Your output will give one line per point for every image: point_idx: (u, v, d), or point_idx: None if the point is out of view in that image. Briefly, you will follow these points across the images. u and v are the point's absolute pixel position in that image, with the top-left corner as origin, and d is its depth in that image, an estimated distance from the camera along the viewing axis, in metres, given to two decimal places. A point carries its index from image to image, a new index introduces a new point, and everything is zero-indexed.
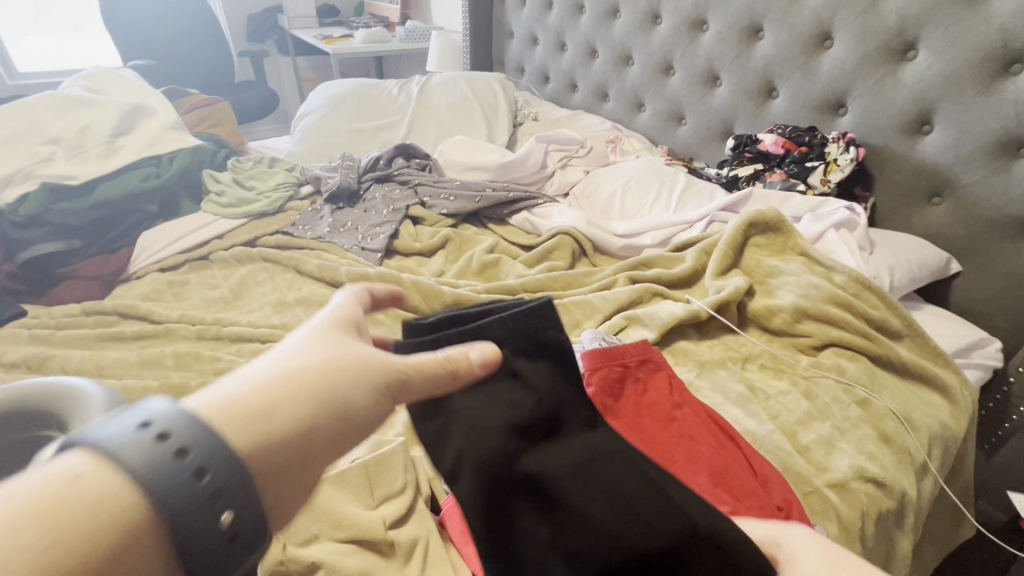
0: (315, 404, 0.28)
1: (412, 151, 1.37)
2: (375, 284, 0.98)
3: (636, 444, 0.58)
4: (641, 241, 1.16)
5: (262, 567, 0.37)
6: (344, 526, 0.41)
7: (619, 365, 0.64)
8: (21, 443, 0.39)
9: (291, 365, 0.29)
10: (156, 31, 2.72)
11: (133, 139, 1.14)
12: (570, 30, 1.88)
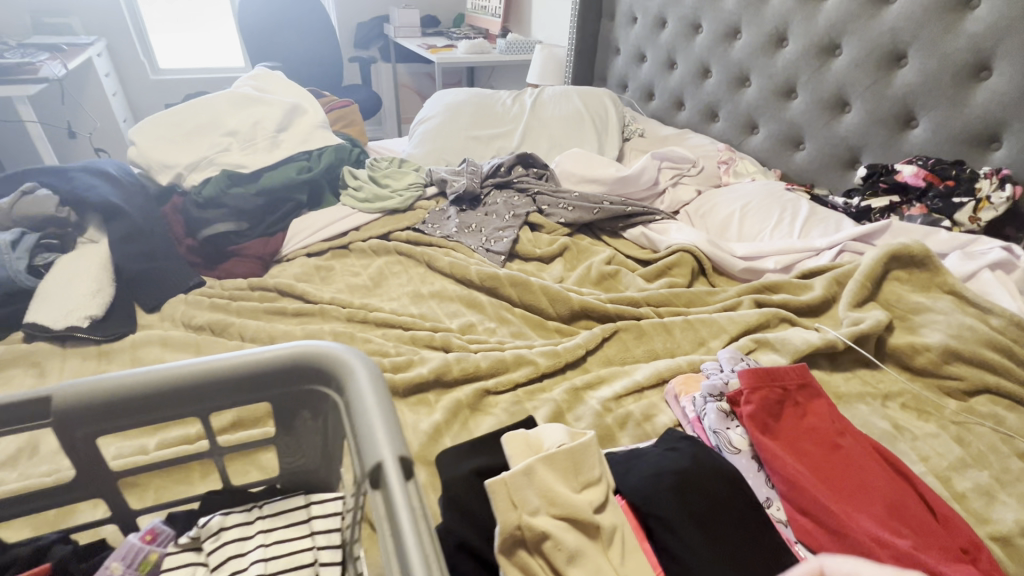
0: None
1: (531, 161, 1.43)
2: (504, 285, 1.03)
3: (800, 466, 0.58)
4: (763, 265, 1.14)
5: (501, 530, 0.42)
6: (558, 504, 0.43)
7: (778, 387, 0.65)
8: (289, 394, 0.43)
9: None
10: (283, 36, 2.98)
11: (293, 135, 1.26)
12: (684, 49, 1.89)
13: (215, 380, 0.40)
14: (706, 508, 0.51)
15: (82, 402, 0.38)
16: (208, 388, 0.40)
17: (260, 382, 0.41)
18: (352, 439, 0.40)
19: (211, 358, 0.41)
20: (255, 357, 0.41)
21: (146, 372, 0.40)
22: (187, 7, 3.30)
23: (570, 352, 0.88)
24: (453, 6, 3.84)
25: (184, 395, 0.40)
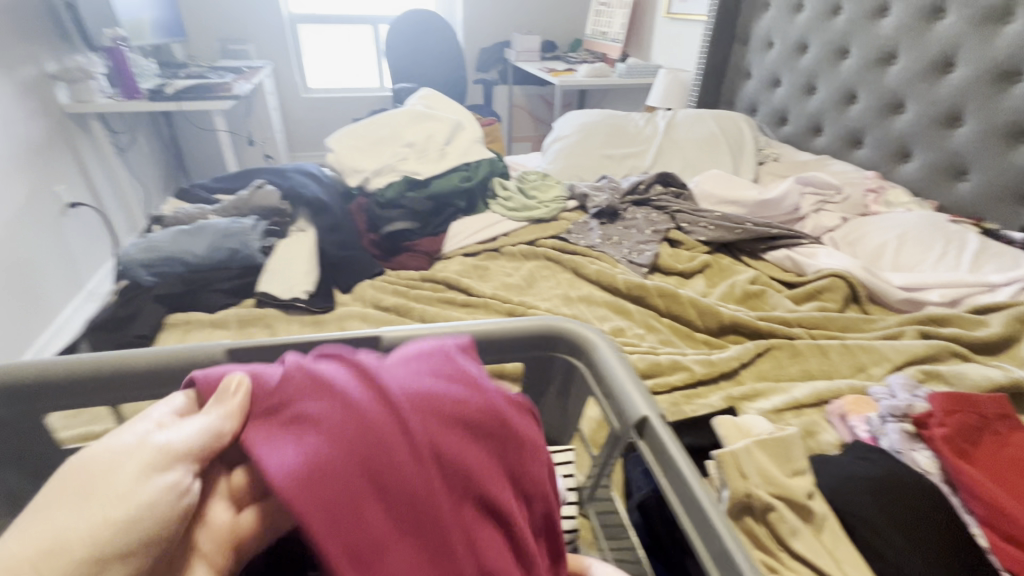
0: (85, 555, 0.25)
1: (670, 180, 1.47)
2: (652, 294, 1.09)
3: (1006, 495, 0.56)
4: (926, 296, 1.09)
5: (733, 496, 0.50)
6: (775, 483, 0.51)
7: (977, 414, 0.64)
8: (542, 357, 0.52)
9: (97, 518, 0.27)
10: (422, 60, 3.29)
11: (457, 147, 1.42)
12: (827, 75, 1.85)
13: (495, 339, 0.49)
14: (909, 516, 0.52)
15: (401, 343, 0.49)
16: (489, 345, 0.50)
17: (525, 344, 0.50)
18: (605, 398, 0.47)
19: (490, 321, 0.50)
20: (523, 323, 0.50)
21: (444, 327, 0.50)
22: (340, 35, 3.75)
23: (725, 362, 0.91)
24: (571, 32, 4.01)
25: (470, 348, 0.50)
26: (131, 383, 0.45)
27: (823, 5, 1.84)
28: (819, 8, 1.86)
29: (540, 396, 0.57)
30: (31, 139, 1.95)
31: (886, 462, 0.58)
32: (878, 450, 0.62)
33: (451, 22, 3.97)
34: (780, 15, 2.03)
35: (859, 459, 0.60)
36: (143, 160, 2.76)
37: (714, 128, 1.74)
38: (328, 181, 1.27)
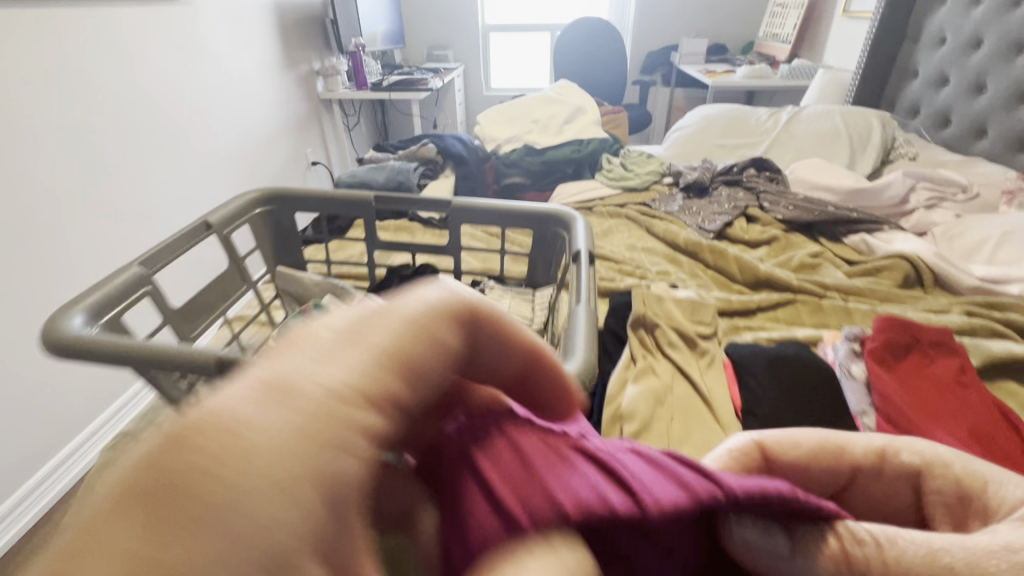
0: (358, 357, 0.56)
1: (765, 164, 1.58)
2: (705, 251, 1.27)
3: (899, 388, 0.70)
4: (1001, 288, 1.07)
5: (636, 318, 0.74)
6: (676, 323, 0.74)
7: (909, 337, 0.76)
8: (542, 228, 0.86)
9: None
10: (586, 62, 3.64)
11: (573, 126, 1.75)
12: (998, 72, 1.70)
13: (514, 211, 0.85)
14: (789, 380, 0.71)
15: (462, 206, 0.87)
16: (509, 214, 0.85)
17: (530, 216, 0.85)
18: (567, 248, 0.79)
19: (512, 203, 0.86)
20: (533, 206, 0.85)
21: (486, 202, 0.87)
22: (521, 42, 4.31)
23: (745, 303, 1.07)
24: (744, 35, 3.96)
25: (499, 215, 0.86)
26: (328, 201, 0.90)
27: None
28: None
29: (545, 263, 0.91)
30: (298, 114, 2.82)
31: (792, 350, 0.76)
32: (795, 346, 0.78)
33: (622, 29, 4.24)
34: (956, 9, 1.89)
35: (778, 346, 0.78)
36: (360, 139, 3.64)
37: (838, 122, 1.76)
38: (471, 144, 1.70)
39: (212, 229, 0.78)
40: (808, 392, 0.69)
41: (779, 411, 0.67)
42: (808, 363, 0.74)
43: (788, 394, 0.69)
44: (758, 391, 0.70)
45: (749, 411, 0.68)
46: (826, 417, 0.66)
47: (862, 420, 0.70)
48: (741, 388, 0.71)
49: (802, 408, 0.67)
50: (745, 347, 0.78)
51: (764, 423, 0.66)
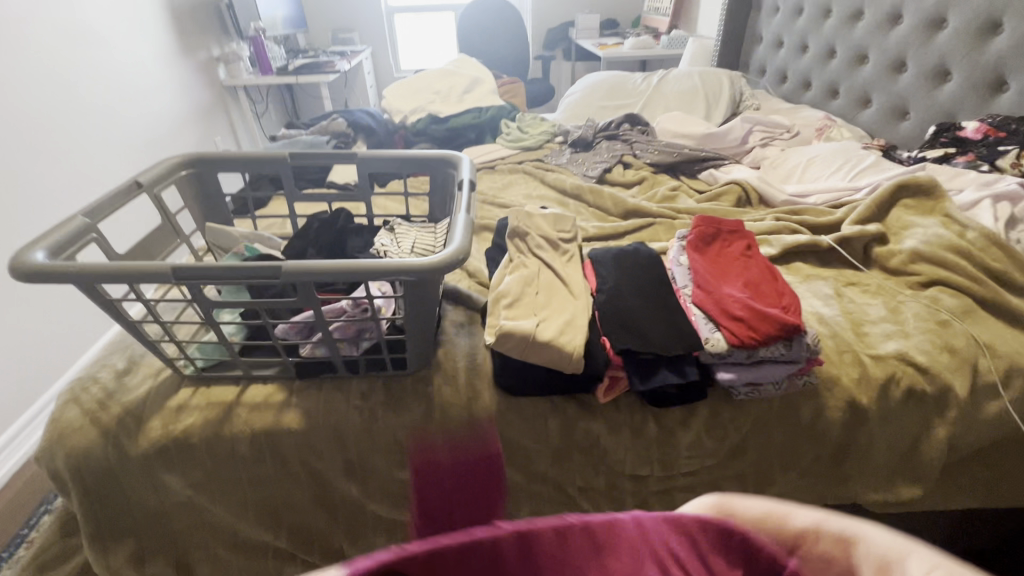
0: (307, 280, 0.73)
1: (637, 120, 1.85)
2: (586, 193, 1.51)
3: (706, 266, 0.96)
4: (803, 201, 1.39)
5: (512, 225, 0.93)
6: (543, 230, 0.94)
7: (714, 228, 1.01)
8: (436, 170, 1.05)
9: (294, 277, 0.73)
10: (488, 40, 3.82)
11: (472, 96, 1.93)
12: (815, 33, 2.07)
13: (411, 157, 1.03)
14: (629, 266, 0.94)
15: (367, 156, 1.04)
16: (408, 160, 1.03)
17: (425, 161, 1.03)
18: (456, 182, 0.98)
19: (408, 151, 1.04)
20: (425, 152, 1.03)
21: (385, 153, 1.04)
22: (425, 23, 4.40)
23: (613, 228, 1.31)
24: (633, 9, 4.29)
25: (398, 162, 1.04)
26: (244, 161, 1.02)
27: None
28: None
29: (444, 200, 1.10)
30: (201, 102, 2.80)
31: (635, 245, 0.99)
32: (638, 243, 1.01)
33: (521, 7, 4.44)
34: None
35: (623, 244, 1.01)
36: (270, 126, 3.62)
37: (696, 81, 2.06)
38: (378, 116, 1.84)
39: (143, 187, 0.90)
40: (641, 273, 0.93)
41: (618, 286, 0.90)
42: (644, 253, 0.98)
43: (625, 274, 0.92)
44: (606, 275, 0.92)
45: (599, 289, 0.90)
46: (653, 288, 0.91)
47: (684, 292, 0.95)
48: (595, 276, 0.93)
49: (636, 284, 0.91)
50: (600, 248, 1.00)
51: (608, 294, 0.88)
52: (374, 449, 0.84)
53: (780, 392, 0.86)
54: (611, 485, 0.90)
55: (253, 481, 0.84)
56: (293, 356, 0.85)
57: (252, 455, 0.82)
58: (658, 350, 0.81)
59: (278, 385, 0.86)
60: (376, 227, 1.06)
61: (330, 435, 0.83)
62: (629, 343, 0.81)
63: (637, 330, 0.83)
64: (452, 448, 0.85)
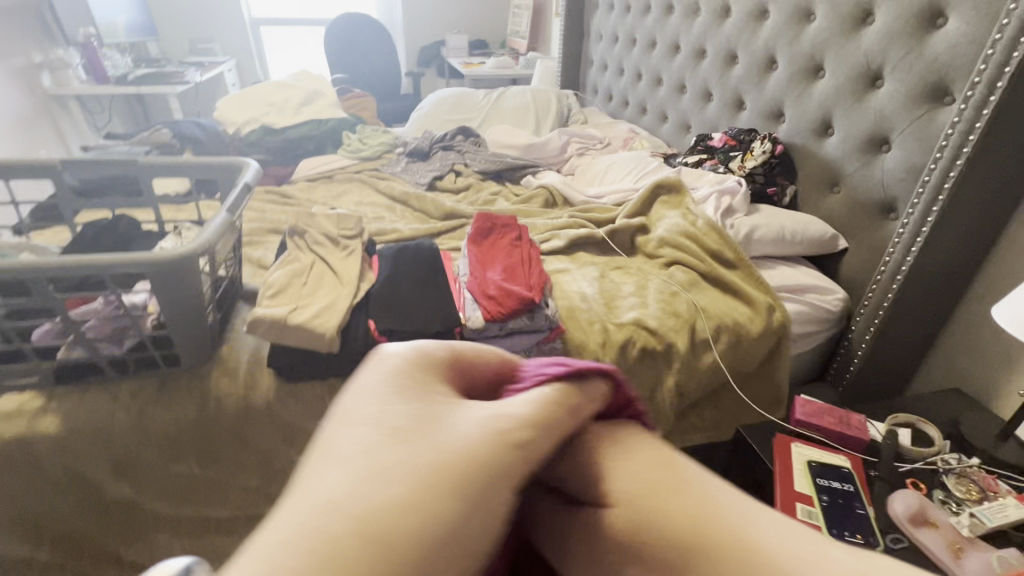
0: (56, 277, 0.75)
1: (470, 132, 2.02)
2: (412, 198, 1.61)
3: (477, 257, 1.10)
4: (598, 200, 1.61)
5: (292, 227, 1.03)
6: (326, 230, 1.04)
7: (489, 225, 1.17)
8: (225, 174, 1.13)
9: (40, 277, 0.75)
10: (357, 56, 3.85)
11: (310, 108, 2.00)
12: (627, 59, 2.38)
13: (195, 161, 1.11)
14: (407, 258, 1.05)
15: (151, 161, 1.11)
16: (192, 164, 1.11)
17: (212, 165, 1.11)
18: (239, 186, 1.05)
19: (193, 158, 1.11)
20: (211, 159, 1.12)
21: (170, 160, 1.12)
22: (294, 37, 4.34)
23: (427, 230, 1.38)
24: (500, 33, 4.55)
25: (183, 165, 1.11)
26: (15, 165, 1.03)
27: (621, 4, 2.37)
28: (620, 7, 2.39)
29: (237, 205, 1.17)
30: (19, 111, 2.54)
31: (418, 242, 1.11)
32: (422, 239, 1.13)
33: (393, 26, 4.53)
34: (603, 13, 2.57)
35: (410, 241, 1.12)
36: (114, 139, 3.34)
37: (528, 98, 2.28)
38: (208, 126, 1.82)
39: None
40: (417, 263, 1.04)
41: (391, 275, 1.00)
42: (425, 248, 1.10)
43: (401, 265, 1.03)
44: (383, 267, 1.02)
45: (374, 279, 0.99)
46: (425, 274, 1.02)
47: (458, 279, 1.08)
48: (375, 268, 1.03)
49: (410, 272, 1.01)
50: (387, 245, 1.10)
51: (380, 282, 0.98)
52: (147, 445, 0.86)
53: (533, 358, 0.99)
54: None
55: (7, 492, 0.81)
56: (52, 362, 0.83)
57: (2, 468, 0.80)
58: (417, 327, 0.92)
59: (38, 393, 0.83)
60: (164, 232, 1.10)
61: (94, 436, 0.83)
62: (390, 323, 0.90)
63: (400, 310, 0.93)
64: (232, 437, 0.89)
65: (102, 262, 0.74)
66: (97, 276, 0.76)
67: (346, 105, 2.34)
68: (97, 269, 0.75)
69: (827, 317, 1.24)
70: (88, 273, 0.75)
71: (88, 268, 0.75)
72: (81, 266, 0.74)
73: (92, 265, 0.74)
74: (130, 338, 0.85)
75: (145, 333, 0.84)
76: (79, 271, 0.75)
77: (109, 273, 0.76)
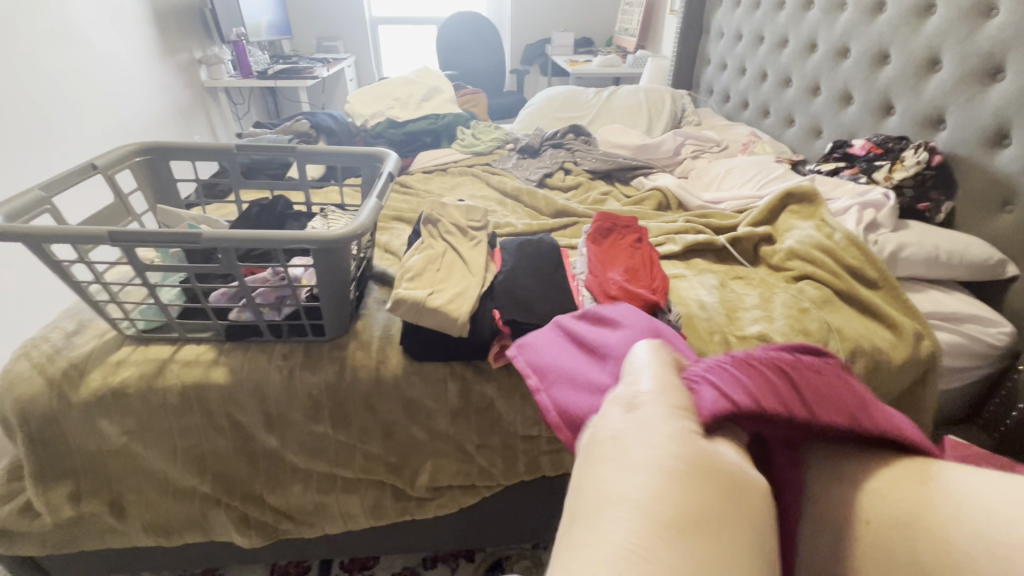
0: (238, 246, 0.86)
1: (581, 131, 2.01)
2: (523, 194, 1.64)
3: (597, 255, 1.10)
4: (715, 206, 1.54)
5: (425, 215, 1.09)
6: (455, 221, 1.09)
7: (610, 224, 1.16)
8: (367, 163, 1.22)
9: (226, 246, 0.86)
10: (466, 54, 3.97)
11: (429, 103, 2.11)
12: (751, 58, 2.25)
13: (341, 151, 1.20)
14: (529, 251, 1.07)
15: (305, 148, 1.22)
16: (338, 153, 1.21)
17: (356, 155, 1.20)
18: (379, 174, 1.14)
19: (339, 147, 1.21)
20: (355, 150, 1.22)
21: (320, 148, 1.22)
22: (408, 36, 4.57)
23: (539, 225, 1.41)
24: (608, 29, 4.46)
25: (331, 153, 1.21)
26: (199, 146, 1.18)
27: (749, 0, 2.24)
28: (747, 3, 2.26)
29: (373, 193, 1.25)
30: (181, 99, 2.92)
31: (540, 237, 1.13)
32: (543, 235, 1.15)
33: (501, 25, 4.63)
34: (727, 9, 2.44)
35: (530, 236, 1.15)
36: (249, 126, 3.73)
37: (640, 97, 2.23)
38: (339, 117, 1.98)
39: (98, 168, 1.01)
40: (539, 258, 1.06)
41: (515, 268, 1.03)
42: (545, 242, 1.11)
43: (524, 258, 1.05)
44: (508, 259, 1.05)
45: (499, 271, 1.03)
46: (547, 269, 1.03)
47: (578, 277, 1.08)
48: (497, 261, 1.06)
49: (533, 266, 1.03)
50: (509, 239, 1.14)
51: (505, 274, 1.01)
52: (293, 405, 0.95)
53: None
54: (505, 444, 1.01)
55: (184, 428, 0.94)
56: (224, 321, 0.97)
57: (181, 406, 0.93)
58: (539, 322, 0.93)
59: (212, 346, 0.97)
60: (311, 212, 1.21)
61: (253, 390, 0.94)
62: (514, 314, 0.93)
63: (523, 303, 0.95)
64: (362, 406, 0.97)
65: (274, 236, 0.84)
66: (269, 248, 0.87)
67: (460, 101, 2.43)
68: (270, 242, 0.85)
69: (988, 352, 1.10)
70: (262, 245, 0.85)
71: (263, 241, 0.85)
72: (257, 238, 0.84)
73: (265, 239, 0.83)
74: (289, 306, 0.95)
75: (299, 302, 0.94)
76: (255, 243, 0.85)
77: (277, 245, 0.85)
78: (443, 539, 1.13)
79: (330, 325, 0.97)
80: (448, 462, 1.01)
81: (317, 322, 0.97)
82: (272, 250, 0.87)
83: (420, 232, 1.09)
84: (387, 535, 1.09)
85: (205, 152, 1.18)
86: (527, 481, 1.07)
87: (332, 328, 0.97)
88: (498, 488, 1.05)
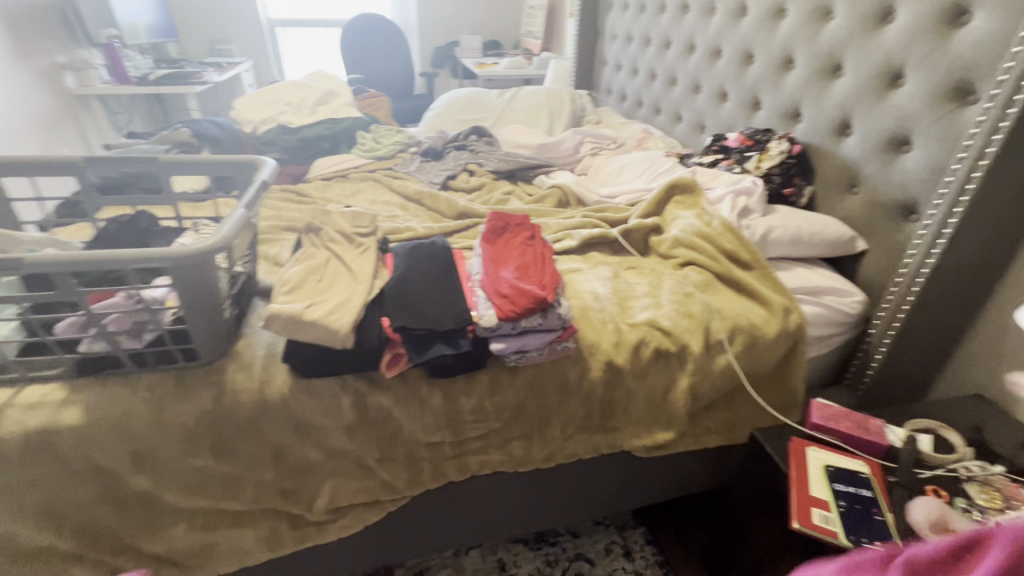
0: (78, 270, 0.77)
1: (483, 132, 2.02)
2: (425, 197, 1.62)
3: (490, 256, 1.10)
4: (611, 201, 1.60)
5: (309, 224, 1.03)
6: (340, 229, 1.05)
7: (503, 225, 1.17)
8: (244, 171, 1.14)
9: (63, 271, 0.77)
10: (372, 56, 3.86)
11: (325, 108, 2.03)
12: (641, 59, 2.36)
13: (214, 160, 1.12)
14: (421, 255, 1.05)
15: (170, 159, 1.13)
16: (211, 163, 1.12)
17: (230, 163, 1.12)
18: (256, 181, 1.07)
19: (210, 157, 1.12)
20: (230, 159, 1.13)
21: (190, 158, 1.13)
22: (309, 38, 4.37)
23: (439, 228, 1.39)
24: (514, 31, 4.53)
25: (202, 163, 1.12)
26: (42, 161, 1.05)
27: (636, 4, 2.36)
28: (635, 7, 2.37)
29: None
30: (44, 109, 2.61)
31: (432, 239, 1.11)
32: (437, 237, 1.13)
33: (407, 28, 4.56)
34: (618, 12, 2.55)
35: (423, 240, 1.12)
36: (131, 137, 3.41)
37: (541, 97, 2.28)
38: (224, 124, 1.85)
39: None
40: (432, 260, 1.04)
41: (405, 273, 1.00)
42: (438, 244, 1.09)
43: (414, 262, 1.02)
44: (398, 265, 1.02)
45: (388, 277, 0.99)
46: (439, 271, 1.02)
47: (473, 279, 1.08)
48: (387, 267, 1.03)
49: (425, 269, 1.01)
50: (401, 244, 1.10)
51: (394, 280, 0.98)
52: (164, 440, 0.87)
53: (544, 357, 1.00)
54: (407, 455, 0.99)
55: (31, 480, 0.83)
56: (75, 354, 0.87)
57: (25, 455, 0.82)
58: (429, 326, 0.91)
59: (62, 384, 0.86)
60: (183, 228, 1.12)
61: (114, 429, 0.84)
62: (403, 320, 0.91)
63: (413, 309, 0.93)
64: (246, 432, 0.90)
65: (121, 256, 0.76)
66: (117, 270, 0.78)
67: (362, 105, 2.36)
68: (116, 264, 0.76)
69: (844, 320, 1.22)
70: (109, 266, 0.77)
71: (109, 263, 0.77)
72: (99, 259, 0.75)
73: (111, 260, 0.75)
74: (152, 333, 0.86)
75: (163, 328, 0.86)
76: (100, 265, 0.76)
77: (127, 267, 0.77)
78: (352, 561, 1.08)
79: (202, 349, 0.89)
80: (348, 480, 0.97)
81: (187, 348, 0.89)
82: (119, 271, 0.78)
83: (303, 242, 1.03)
84: (288, 567, 1.03)
85: (49, 167, 1.05)
86: (435, 489, 1.05)
87: (205, 353, 0.90)
88: (405, 501, 1.03)
